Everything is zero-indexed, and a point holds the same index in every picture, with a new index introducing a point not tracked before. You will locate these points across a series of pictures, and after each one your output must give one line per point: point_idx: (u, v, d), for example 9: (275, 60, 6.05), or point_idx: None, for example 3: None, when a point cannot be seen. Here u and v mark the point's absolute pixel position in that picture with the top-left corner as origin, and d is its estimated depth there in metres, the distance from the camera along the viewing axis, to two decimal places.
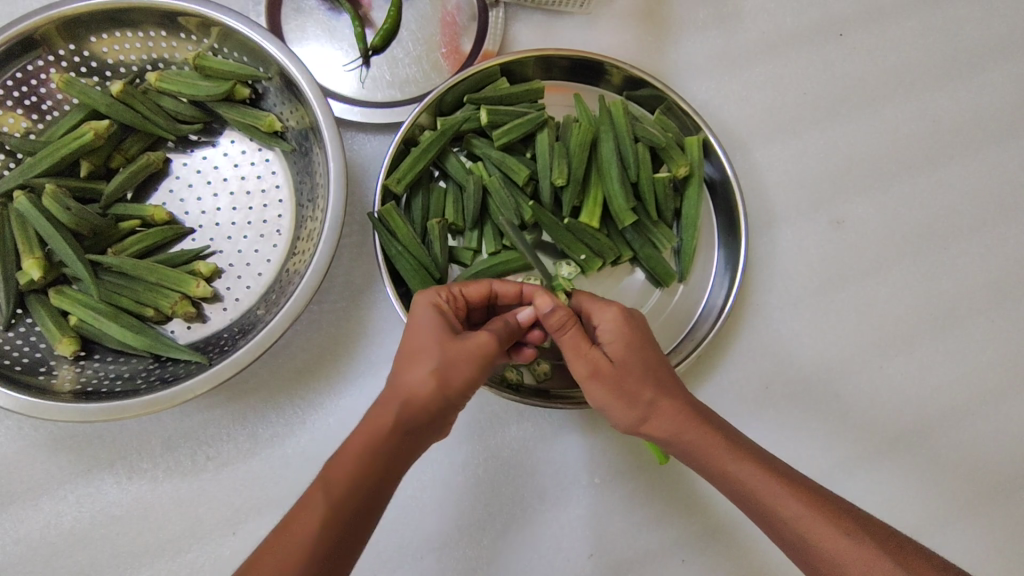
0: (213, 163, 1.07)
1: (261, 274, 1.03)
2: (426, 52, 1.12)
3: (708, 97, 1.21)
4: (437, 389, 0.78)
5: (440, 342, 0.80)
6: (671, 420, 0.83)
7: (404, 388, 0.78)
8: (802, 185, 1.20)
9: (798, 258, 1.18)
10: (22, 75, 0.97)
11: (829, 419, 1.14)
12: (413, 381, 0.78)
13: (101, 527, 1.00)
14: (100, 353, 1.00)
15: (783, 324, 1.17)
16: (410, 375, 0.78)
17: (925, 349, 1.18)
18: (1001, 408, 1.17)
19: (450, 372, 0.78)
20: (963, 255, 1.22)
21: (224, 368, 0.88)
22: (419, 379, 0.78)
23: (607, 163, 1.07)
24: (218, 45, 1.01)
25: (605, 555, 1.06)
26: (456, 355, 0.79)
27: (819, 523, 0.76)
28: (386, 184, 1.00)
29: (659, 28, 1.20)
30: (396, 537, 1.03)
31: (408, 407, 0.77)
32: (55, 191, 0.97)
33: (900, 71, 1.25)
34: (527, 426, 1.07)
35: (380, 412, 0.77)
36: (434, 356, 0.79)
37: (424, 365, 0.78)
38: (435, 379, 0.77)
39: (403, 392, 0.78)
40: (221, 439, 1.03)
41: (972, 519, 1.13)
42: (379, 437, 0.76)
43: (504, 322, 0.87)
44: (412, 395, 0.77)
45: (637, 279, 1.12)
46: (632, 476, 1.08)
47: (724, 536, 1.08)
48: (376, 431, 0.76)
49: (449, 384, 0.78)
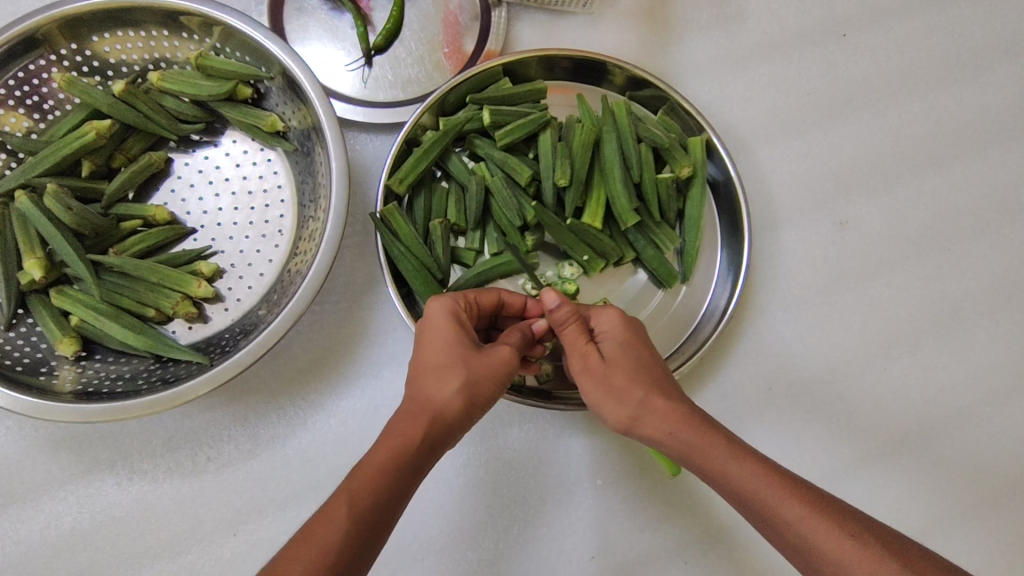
0: (215, 163, 1.07)
1: (262, 274, 1.03)
2: (428, 52, 1.12)
3: (713, 97, 1.20)
4: (462, 407, 0.78)
5: (467, 358, 0.80)
6: (664, 420, 0.82)
7: (430, 404, 0.78)
8: (806, 186, 1.20)
9: (802, 259, 1.18)
10: (23, 74, 0.97)
11: (833, 420, 1.13)
12: (441, 398, 0.78)
13: (102, 528, 0.99)
14: (100, 354, 1.00)
15: (786, 324, 1.16)
16: (437, 392, 0.78)
17: (929, 350, 1.18)
18: (1005, 409, 1.16)
19: (477, 389, 0.79)
20: (970, 255, 1.21)
21: (225, 369, 0.87)
22: (449, 397, 0.78)
23: (610, 164, 1.07)
24: (220, 44, 1.01)
25: (608, 556, 1.05)
26: (480, 371, 0.79)
27: (822, 526, 0.74)
28: (388, 185, 0.99)
29: (662, 29, 1.20)
30: (396, 538, 1.02)
31: (436, 423, 0.77)
32: (57, 191, 0.96)
33: (903, 71, 1.25)
34: (529, 427, 1.07)
35: (406, 426, 0.76)
36: (461, 373, 0.79)
37: (451, 382, 0.78)
38: (464, 397, 0.78)
39: (430, 408, 0.78)
40: (222, 440, 1.02)
41: (976, 522, 1.12)
42: (408, 452, 0.75)
43: (520, 334, 0.88)
44: (441, 413, 0.77)
45: (639, 280, 1.12)
46: (634, 478, 1.07)
47: (727, 537, 1.08)
48: (403, 446, 0.75)
49: (475, 401, 0.79)
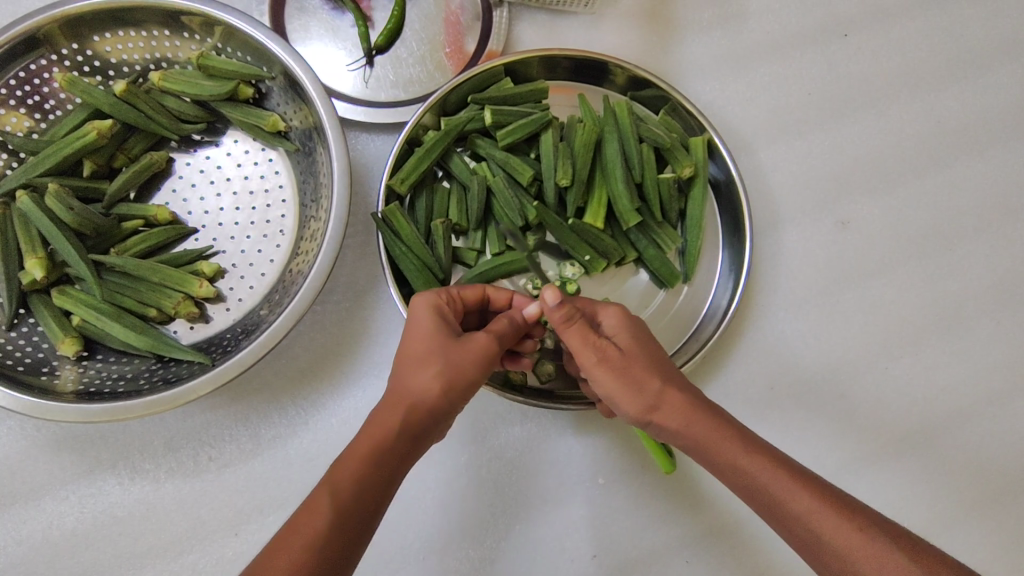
0: (216, 163, 1.07)
1: (264, 273, 1.03)
2: (430, 51, 1.12)
3: (714, 97, 1.20)
4: (440, 393, 0.78)
5: (445, 345, 0.79)
6: (681, 411, 0.82)
7: (407, 392, 0.78)
8: (808, 186, 1.20)
9: (804, 258, 1.18)
10: (24, 74, 0.96)
11: (835, 420, 1.13)
12: (419, 386, 0.77)
13: (103, 528, 0.99)
14: (102, 354, 1.00)
15: (789, 324, 1.16)
16: (414, 380, 0.78)
17: (931, 350, 1.18)
18: (1007, 408, 1.17)
19: (455, 375, 0.78)
20: (972, 255, 1.21)
21: (227, 369, 0.87)
22: (426, 383, 0.77)
23: (612, 164, 1.06)
24: (221, 44, 1.00)
25: (610, 555, 1.05)
26: (458, 359, 0.79)
27: (832, 520, 0.75)
28: (390, 184, 0.99)
29: (663, 29, 1.20)
30: (399, 538, 1.02)
31: (413, 411, 0.77)
32: (59, 191, 0.97)
33: (905, 71, 1.25)
34: (531, 427, 1.07)
35: (384, 416, 0.77)
36: (439, 360, 0.78)
37: (428, 370, 0.78)
38: (440, 383, 0.77)
39: (408, 396, 0.77)
40: (223, 440, 1.02)
41: (979, 521, 1.12)
42: (384, 442, 0.75)
43: (509, 319, 0.86)
44: (418, 400, 0.77)
45: (641, 280, 1.12)
46: (636, 477, 1.08)
47: (730, 537, 1.08)
48: (381, 436, 0.75)
49: (454, 387, 0.78)
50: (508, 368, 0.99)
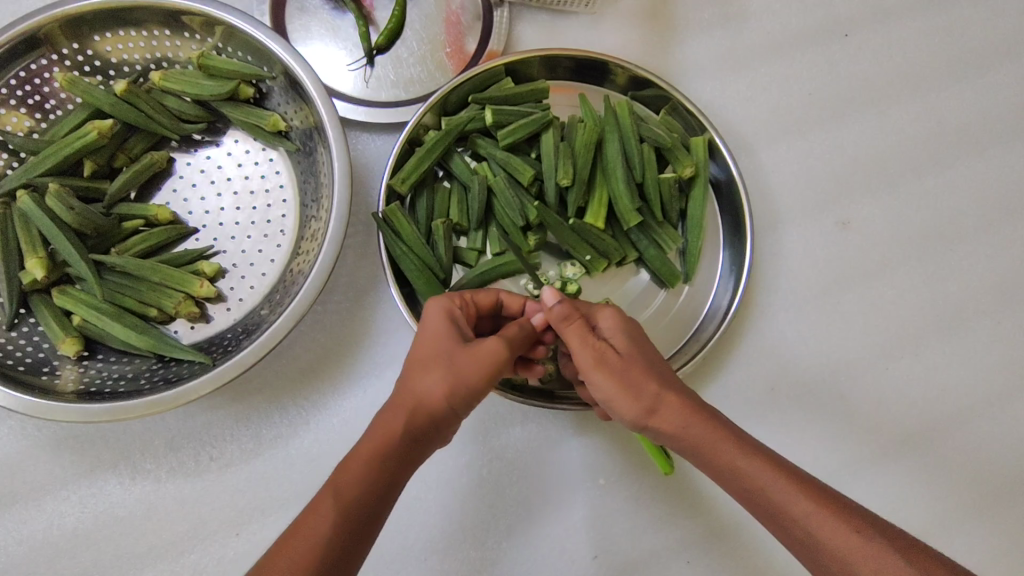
0: (217, 163, 1.07)
1: (265, 273, 1.03)
2: (431, 51, 1.12)
3: (715, 97, 1.20)
4: (445, 398, 0.78)
5: (451, 350, 0.80)
6: (680, 413, 0.82)
7: (412, 395, 0.78)
8: (808, 186, 1.20)
9: (805, 258, 1.18)
10: (25, 74, 0.96)
11: (835, 420, 1.14)
12: (424, 389, 0.78)
13: (104, 528, 0.99)
14: (103, 353, 1.00)
15: (789, 325, 1.16)
16: (419, 383, 0.78)
17: (931, 350, 1.18)
18: (1006, 409, 1.17)
19: (460, 380, 0.78)
20: (972, 256, 1.21)
21: (227, 369, 0.87)
22: (430, 386, 0.78)
23: (613, 163, 1.06)
24: (222, 44, 1.00)
25: (611, 556, 1.06)
26: (465, 363, 0.79)
27: (830, 521, 0.75)
28: (391, 184, 0.99)
29: (664, 29, 1.20)
30: (399, 538, 1.02)
31: (417, 414, 0.77)
32: (59, 191, 0.97)
33: (905, 71, 1.25)
34: (532, 427, 1.07)
35: (388, 419, 0.77)
36: (445, 364, 0.79)
37: (433, 373, 0.79)
38: (444, 387, 0.78)
39: (413, 399, 0.78)
40: (224, 440, 1.02)
41: (979, 521, 1.12)
42: (387, 445, 0.75)
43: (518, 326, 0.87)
44: (422, 403, 0.78)
45: (642, 280, 1.12)
46: (636, 477, 1.08)
47: (730, 537, 1.08)
48: (385, 438, 0.75)
49: (459, 392, 0.78)
50: (520, 375, 0.99)
